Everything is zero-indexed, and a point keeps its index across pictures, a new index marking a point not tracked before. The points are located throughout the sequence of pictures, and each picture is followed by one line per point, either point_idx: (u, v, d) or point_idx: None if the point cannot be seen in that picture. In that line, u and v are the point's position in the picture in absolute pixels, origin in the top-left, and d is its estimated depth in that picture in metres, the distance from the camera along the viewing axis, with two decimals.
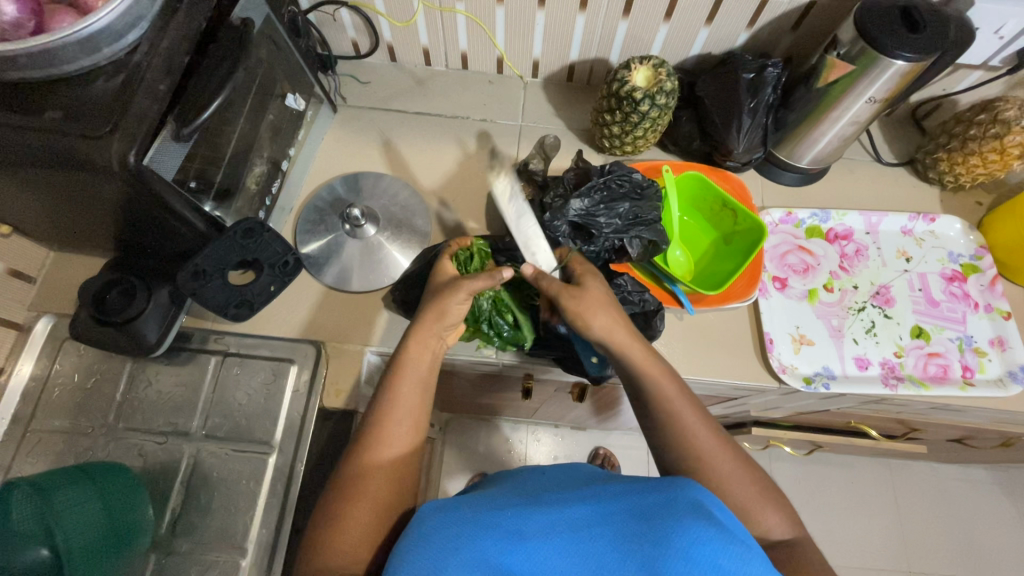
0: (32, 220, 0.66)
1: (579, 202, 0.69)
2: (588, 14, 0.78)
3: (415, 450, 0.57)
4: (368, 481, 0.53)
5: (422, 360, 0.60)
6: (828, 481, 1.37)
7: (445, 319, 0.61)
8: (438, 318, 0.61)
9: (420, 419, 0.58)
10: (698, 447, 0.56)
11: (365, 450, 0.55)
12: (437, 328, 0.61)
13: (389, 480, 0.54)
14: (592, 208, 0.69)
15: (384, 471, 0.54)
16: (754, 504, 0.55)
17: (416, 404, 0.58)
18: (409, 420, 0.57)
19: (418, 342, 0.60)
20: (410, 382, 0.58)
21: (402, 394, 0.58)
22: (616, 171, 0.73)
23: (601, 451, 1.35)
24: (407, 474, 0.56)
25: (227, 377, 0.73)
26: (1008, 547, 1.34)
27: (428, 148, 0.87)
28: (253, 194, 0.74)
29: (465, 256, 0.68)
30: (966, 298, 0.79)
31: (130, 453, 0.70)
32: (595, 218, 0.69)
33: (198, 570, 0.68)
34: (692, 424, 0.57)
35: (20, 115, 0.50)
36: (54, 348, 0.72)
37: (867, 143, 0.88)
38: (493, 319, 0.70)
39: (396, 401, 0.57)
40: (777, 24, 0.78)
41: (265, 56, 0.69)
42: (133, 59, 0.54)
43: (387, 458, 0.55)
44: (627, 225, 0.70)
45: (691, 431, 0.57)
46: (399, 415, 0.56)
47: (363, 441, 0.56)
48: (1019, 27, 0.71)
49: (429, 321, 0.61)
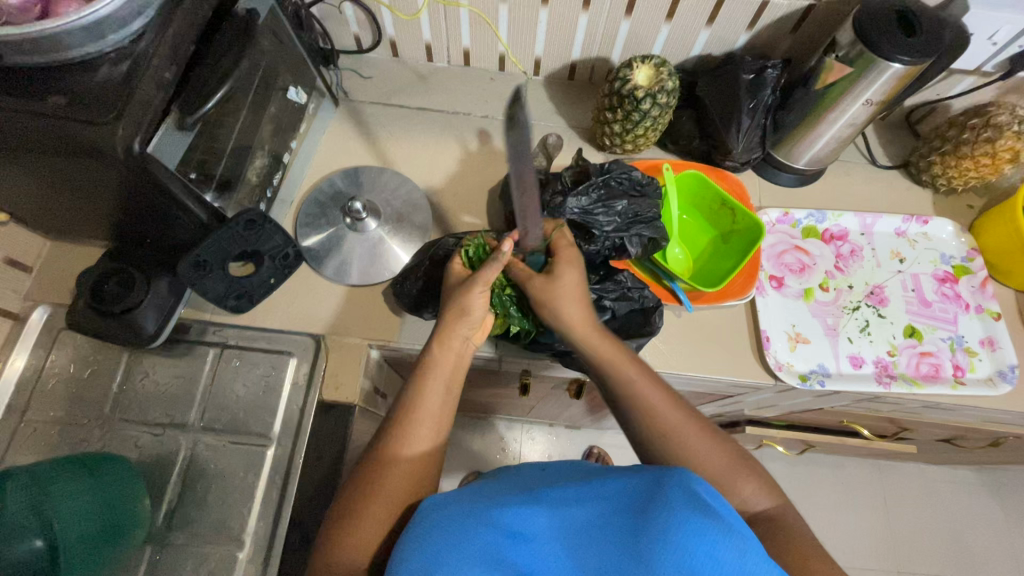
0: (29, 207, 0.66)
1: (584, 197, 0.70)
2: (590, 14, 0.79)
3: (433, 451, 0.56)
4: (384, 480, 0.53)
5: (446, 361, 0.60)
6: (818, 482, 1.39)
7: (468, 317, 0.61)
8: (460, 316, 0.61)
9: (442, 421, 0.57)
10: (685, 434, 0.56)
11: (387, 447, 0.55)
12: (461, 327, 0.61)
13: (404, 479, 0.53)
14: (591, 206, 0.70)
15: (399, 469, 0.54)
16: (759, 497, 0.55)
17: (439, 406, 0.58)
18: (432, 420, 0.57)
19: (442, 343, 0.60)
20: (434, 384, 0.58)
21: (425, 395, 0.58)
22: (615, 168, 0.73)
23: (595, 451, 1.35)
24: (426, 474, 0.55)
25: (226, 370, 0.73)
26: (993, 547, 1.36)
27: (429, 144, 0.87)
28: (254, 186, 0.73)
29: (474, 250, 0.67)
30: (957, 299, 0.80)
31: (126, 445, 0.69)
32: (594, 216, 0.70)
33: (193, 563, 0.67)
34: (672, 416, 0.57)
35: (24, 100, 0.50)
36: (49, 338, 0.71)
37: (862, 146, 0.90)
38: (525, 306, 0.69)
39: (420, 403, 0.57)
40: (777, 26, 0.79)
41: (269, 49, 0.69)
42: (138, 46, 0.53)
43: (405, 456, 0.54)
44: (625, 224, 0.71)
45: (665, 415, 0.58)
46: (421, 416, 0.56)
47: (380, 439, 0.56)
48: (1012, 33, 0.73)
49: (453, 319, 0.61)
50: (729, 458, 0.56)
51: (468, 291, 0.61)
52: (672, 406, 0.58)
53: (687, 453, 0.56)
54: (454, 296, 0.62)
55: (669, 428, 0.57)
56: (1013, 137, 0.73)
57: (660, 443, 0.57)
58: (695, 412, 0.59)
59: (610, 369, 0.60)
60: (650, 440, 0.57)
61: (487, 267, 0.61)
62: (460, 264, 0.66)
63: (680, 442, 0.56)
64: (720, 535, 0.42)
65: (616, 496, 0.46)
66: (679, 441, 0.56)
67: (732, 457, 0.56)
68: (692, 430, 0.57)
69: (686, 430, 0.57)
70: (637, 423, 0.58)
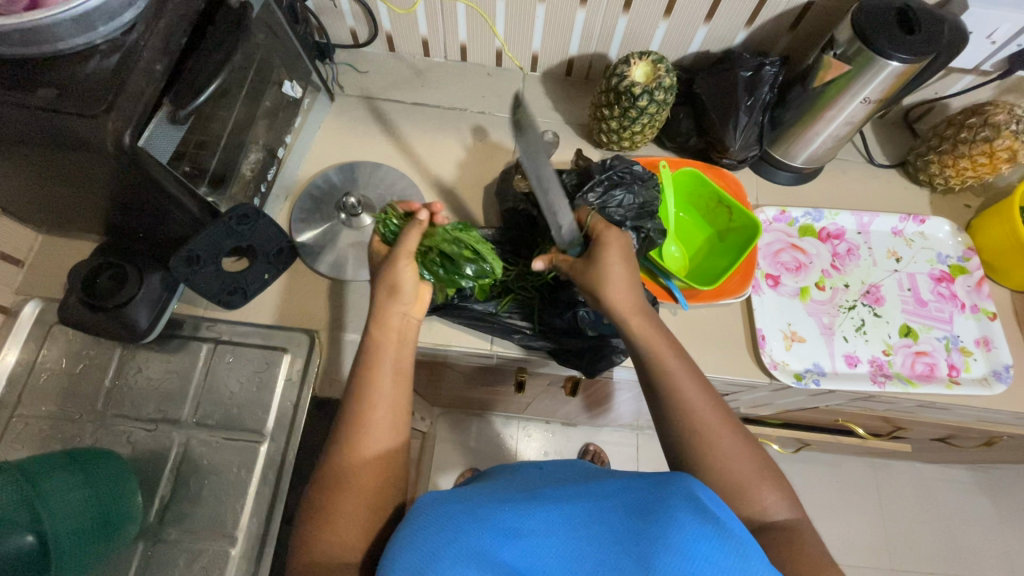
0: (20, 200, 0.65)
1: (590, 196, 0.70)
2: (588, 10, 0.78)
3: (396, 440, 0.56)
4: (354, 474, 0.52)
5: (390, 342, 0.59)
6: (813, 479, 1.40)
7: (399, 293, 0.61)
8: (391, 294, 0.61)
9: (399, 408, 0.56)
10: (718, 436, 0.54)
11: (348, 441, 0.54)
12: (394, 304, 0.61)
13: (377, 471, 0.53)
14: (599, 201, 0.70)
15: (365, 462, 0.53)
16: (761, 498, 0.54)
17: (394, 392, 0.57)
18: (388, 408, 0.56)
19: (381, 325, 0.60)
20: (384, 368, 0.57)
21: (377, 381, 0.56)
22: (621, 164, 0.73)
23: (592, 448, 1.35)
24: (396, 464, 0.55)
25: (219, 365, 0.72)
26: (986, 546, 1.37)
27: (424, 140, 0.86)
28: (247, 181, 0.73)
29: (393, 225, 0.66)
30: (953, 298, 0.80)
31: (118, 440, 0.69)
32: (606, 210, 0.69)
33: (185, 558, 0.67)
34: (707, 416, 0.55)
35: (12, 91, 0.50)
36: (41, 333, 0.71)
37: (860, 144, 0.89)
38: (451, 266, 0.67)
39: (371, 388, 0.56)
40: (775, 23, 0.78)
41: (263, 42, 0.69)
42: (129, 39, 0.53)
43: (369, 448, 0.53)
44: (637, 216, 0.71)
45: (701, 414, 0.55)
46: (378, 405, 0.55)
47: (343, 432, 0.55)
48: (1011, 32, 0.73)
49: (385, 298, 0.61)
50: (756, 466, 0.54)
51: (394, 266, 0.61)
52: (711, 404, 0.56)
53: (717, 455, 0.54)
54: (383, 276, 0.62)
55: (703, 427, 0.55)
56: (1010, 136, 0.73)
57: (690, 440, 0.55)
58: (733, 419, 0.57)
59: (658, 360, 0.58)
60: (682, 436, 0.55)
61: (407, 236, 0.62)
62: (379, 240, 0.67)
63: (709, 442, 0.54)
64: (720, 539, 0.42)
65: (614, 498, 0.46)
66: (710, 440, 0.54)
67: (759, 465, 0.54)
68: (726, 434, 0.55)
69: (720, 431, 0.55)
70: (671, 416, 0.56)
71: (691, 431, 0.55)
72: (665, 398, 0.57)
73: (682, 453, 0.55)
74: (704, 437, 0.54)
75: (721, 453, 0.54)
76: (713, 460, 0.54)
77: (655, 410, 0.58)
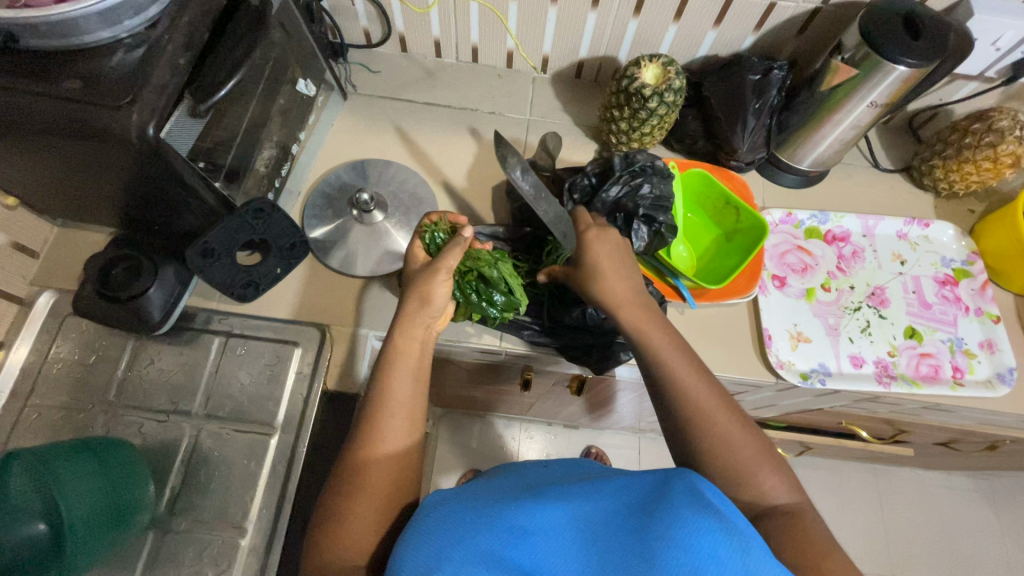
0: (38, 191, 0.66)
1: (611, 191, 0.72)
2: (599, 12, 0.79)
3: (409, 444, 0.56)
4: (366, 475, 0.53)
5: (407, 350, 0.59)
6: (815, 485, 1.40)
7: (429, 305, 0.60)
8: (420, 306, 0.60)
9: (414, 412, 0.57)
10: (729, 430, 0.55)
11: (362, 444, 0.54)
12: (423, 317, 0.60)
13: (389, 475, 0.54)
14: (621, 194, 0.73)
15: (376, 467, 0.53)
16: (778, 492, 0.53)
17: (408, 395, 0.57)
18: (402, 411, 0.56)
19: (403, 333, 0.59)
20: (399, 374, 0.58)
21: (392, 385, 0.57)
22: (642, 157, 0.75)
23: (593, 450, 1.36)
24: (408, 465, 0.56)
25: (231, 358, 0.73)
26: (988, 553, 1.37)
27: (436, 139, 0.87)
28: (261, 176, 0.74)
29: (438, 238, 0.66)
30: (957, 301, 0.81)
31: (130, 430, 0.69)
32: (625, 203, 0.72)
33: (194, 549, 0.66)
34: (720, 409, 0.56)
35: (40, 83, 0.51)
36: (55, 323, 0.71)
37: (865, 149, 0.90)
38: (484, 290, 0.66)
39: (386, 394, 0.56)
40: (784, 28, 0.80)
41: (278, 40, 0.70)
42: (153, 33, 0.54)
43: (382, 450, 0.54)
44: (654, 206, 0.72)
45: (711, 403, 0.56)
46: (392, 408, 0.56)
47: (357, 435, 0.55)
48: (1017, 39, 0.73)
49: (414, 309, 0.60)
50: (766, 456, 0.54)
51: (432, 279, 0.60)
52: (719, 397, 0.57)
53: (727, 447, 0.54)
54: (417, 285, 0.61)
55: (712, 417, 0.56)
56: (1014, 142, 0.74)
57: (695, 431, 0.56)
58: (744, 411, 0.58)
59: (672, 349, 0.59)
60: (691, 428, 0.56)
61: (449, 251, 0.61)
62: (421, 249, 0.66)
63: (717, 434, 0.55)
64: (724, 534, 0.42)
65: (621, 497, 0.47)
66: (719, 429, 0.55)
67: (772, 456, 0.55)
68: (736, 427, 0.55)
69: (732, 423, 0.55)
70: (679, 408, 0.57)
71: (700, 425, 0.55)
72: (676, 391, 0.58)
73: (691, 444, 0.56)
74: (713, 429, 0.55)
75: (734, 444, 0.54)
76: (722, 452, 0.54)
77: (663, 404, 0.59)
